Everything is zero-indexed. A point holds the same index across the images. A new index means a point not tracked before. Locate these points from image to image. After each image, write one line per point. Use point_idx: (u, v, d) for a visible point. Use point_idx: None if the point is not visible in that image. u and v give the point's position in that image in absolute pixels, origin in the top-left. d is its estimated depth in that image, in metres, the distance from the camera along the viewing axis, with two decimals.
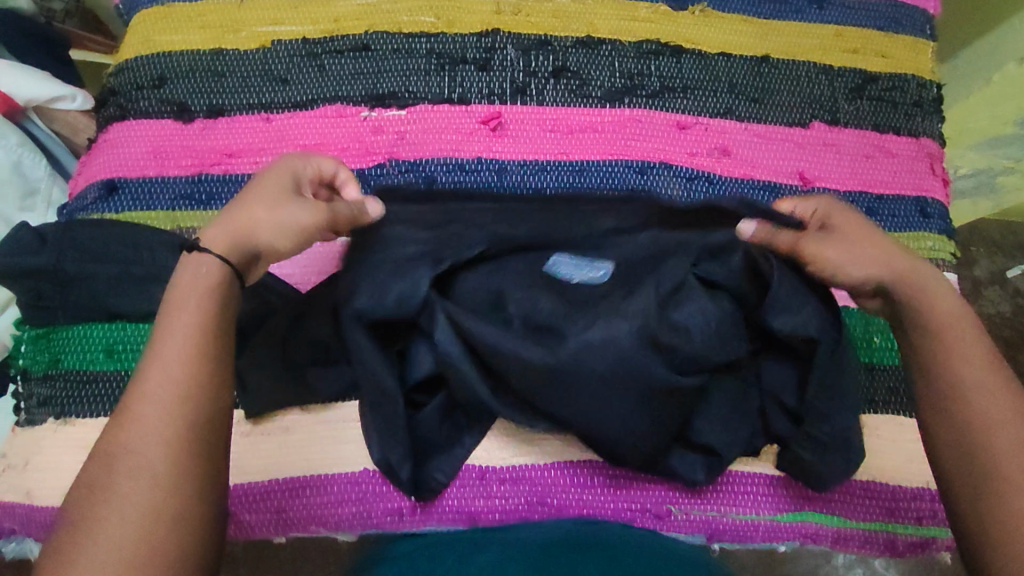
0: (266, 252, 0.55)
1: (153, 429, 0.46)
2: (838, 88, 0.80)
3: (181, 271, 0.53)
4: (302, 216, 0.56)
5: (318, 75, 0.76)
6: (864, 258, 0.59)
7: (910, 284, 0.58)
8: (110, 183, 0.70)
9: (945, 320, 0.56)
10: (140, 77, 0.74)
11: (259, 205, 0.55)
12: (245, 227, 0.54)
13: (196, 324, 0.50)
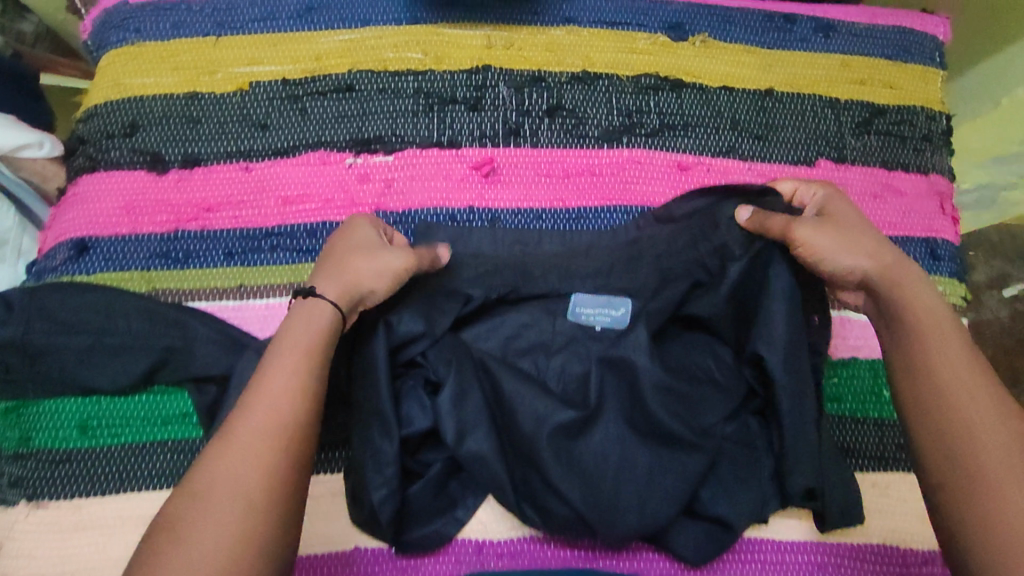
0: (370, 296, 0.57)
1: (243, 458, 0.45)
2: (844, 123, 0.77)
3: (291, 321, 0.53)
4: (404, 261, 0.58)
5: (300, 119, 0.72)
6: (852, 239, 0.58)
7: (895, 270, 0.57)
8: (81, 242, 0.66)
9: (923, 314, 0.54)
10: (110, 124, 0.70)
11: (359, 258, 0.57)
12: (355, 277, 0.56)
13: (301, 366, 0.50)
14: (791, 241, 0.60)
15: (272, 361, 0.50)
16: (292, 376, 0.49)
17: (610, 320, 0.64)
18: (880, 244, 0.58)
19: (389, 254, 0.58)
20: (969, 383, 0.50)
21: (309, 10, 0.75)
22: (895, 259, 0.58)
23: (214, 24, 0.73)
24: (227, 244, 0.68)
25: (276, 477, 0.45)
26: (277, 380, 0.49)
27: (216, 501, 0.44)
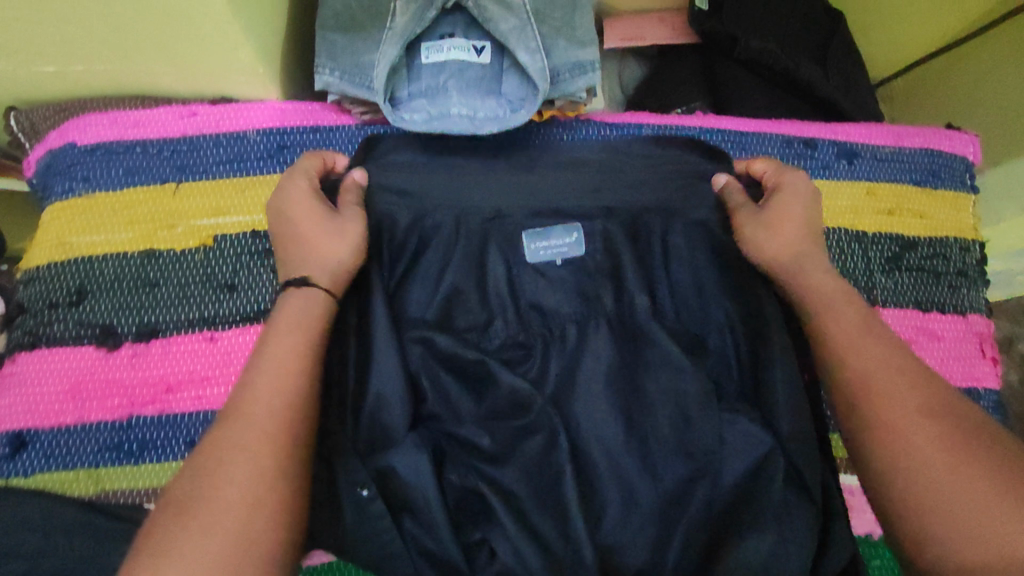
0: (350, 266, 0.54)
1: (238, 457, 0.40)
2: (874, 259, 0.70)
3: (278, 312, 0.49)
4: (355, 218, 0.56)
5: (272, 278, 0.64)
6: (793, 229, 0.59)
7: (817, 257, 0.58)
8: (19, 437, 0.59)
9: (826, 294, 0.54)
10: (53, 291, 0.62)
11: (307, 228, 0.55)
12: (326, 251, 0.54)
13: (294, 357, 0.46)
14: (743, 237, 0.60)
15: (263, 351, 0.46)
16: (282, 365, 0.45)
17: (566, 250, 0.62)
18: (801, 227, 0.60)
19: (343, 218, 0.56)
20: (894, 386, 0.45)
21: (281, 148, 0.67)
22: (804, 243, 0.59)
23: (174, 168, 0.66)
24: (188, 432, 0.60)
25: (274, 469, 0.41)
26: (268, 373, 0.44)
27: (222, 478, 0.40)
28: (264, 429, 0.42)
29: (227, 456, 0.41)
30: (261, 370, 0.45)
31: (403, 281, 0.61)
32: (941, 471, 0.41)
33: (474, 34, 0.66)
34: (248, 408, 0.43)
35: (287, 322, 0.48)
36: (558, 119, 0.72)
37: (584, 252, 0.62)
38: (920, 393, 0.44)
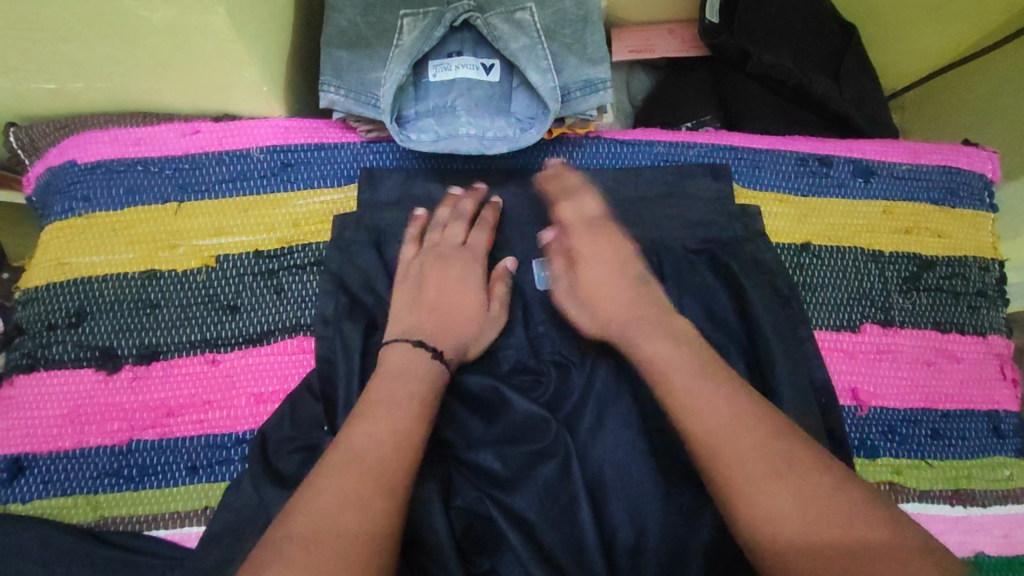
0: (468, 332, 0.59)
1: (352, 488, 0.44)
2: (890, 279, 0.69)
3: (402, 365, 0.53)
4: (499, 311, 0.61)
5: (275, 299, 0.63)
6: (610, 286, 0.59)
7: (639, 312, 0.56)
8: (15, 461, 0.57)
9: (666, 355, 0.51)
10: (53, 312, 0.61)
11: (449, 301, 0.60)
12: (463, 333, 0.58)
13: (410, 405, 0.50)
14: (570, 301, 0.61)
15: (375, 403, 0.50)
16: (394, 415, 0.49)
17: None
18: (619, 280, 0.59)
19: (486, 307, 0.61)
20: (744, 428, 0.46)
21: (285, 166, 0.66)
22: (629, 301, 0.57)
23: (176, 187, 0.65)
24: (190, 457, 0.58)
25: (384, 506, 0.44)
26: (387, 416, 0.48)
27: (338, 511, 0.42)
28: (375, 467, 0.45)
29: (344, 490, 0.44)
30: (381, 416, 0.48)
31: None
32: (761, 498, 0.43)
33: (483, 51, 0.65)
34: (364, 447, 0.46)
35: (411, 375, 0.52)
36: (568, 136, 0.70)
37: None
38: (768, 437, 0.45)
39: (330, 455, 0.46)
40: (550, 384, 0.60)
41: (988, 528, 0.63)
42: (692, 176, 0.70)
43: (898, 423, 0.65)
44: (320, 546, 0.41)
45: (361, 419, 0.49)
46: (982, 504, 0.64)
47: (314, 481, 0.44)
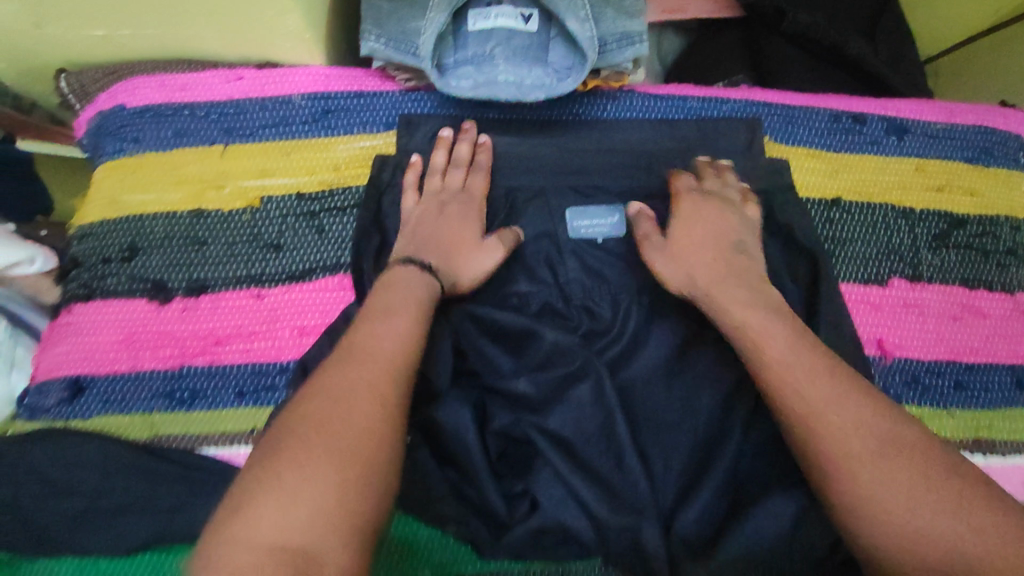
0: (451, 266, 0.60)
1: (341, 389, 0.47)
2: (919, 235, 0.69)
3: (389, 286, 0.56)
4: (492, 262, 0.62)
5: (317, 239, 0.65)
6: (705, 264, 0.59)
7: (721, 279, 0.58)
8: (76, 382, 0.61)
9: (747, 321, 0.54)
10: (108, 247, 0.64)
11: (445, 232, 0.62)
12: (450, 262, 0.60)
13: (405, 322, 0.53)
14: (494, 249, 0.62)
15: (376, 312, 0.53)
16: (406, 325, 0.53)
17: (608, 229, 0.66)
18: (710, 254, 0.60)
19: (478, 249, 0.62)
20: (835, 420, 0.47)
21: (326, 113, 0.68)
22: (712, 268, 0.58)
23: (221, 131, 0.68)
24: (239, 382, 0.61)
25: (393, 401, 0.47)
26: (392, 325, 0.52)
27: (342, 402, 0.46)
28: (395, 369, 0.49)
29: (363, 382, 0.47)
30: (387, 325, 0.52)
31: None
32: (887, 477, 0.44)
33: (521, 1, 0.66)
34: (382, 347, 0.50)
35: (409, 292, 0.55)
36: (603, 89, 0.72)
37: (625, 232, 0.66)
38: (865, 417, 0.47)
39: (352, 351, 0.50)
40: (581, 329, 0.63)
41: (1007, 476, 0.65)
42: (723, 130, 0.71)
43: (920, 372, 0.67)
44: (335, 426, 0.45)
45: (374, 321, 0.52)
46: (1000, 453, 0.65)
47: (320, 376, 0.48)
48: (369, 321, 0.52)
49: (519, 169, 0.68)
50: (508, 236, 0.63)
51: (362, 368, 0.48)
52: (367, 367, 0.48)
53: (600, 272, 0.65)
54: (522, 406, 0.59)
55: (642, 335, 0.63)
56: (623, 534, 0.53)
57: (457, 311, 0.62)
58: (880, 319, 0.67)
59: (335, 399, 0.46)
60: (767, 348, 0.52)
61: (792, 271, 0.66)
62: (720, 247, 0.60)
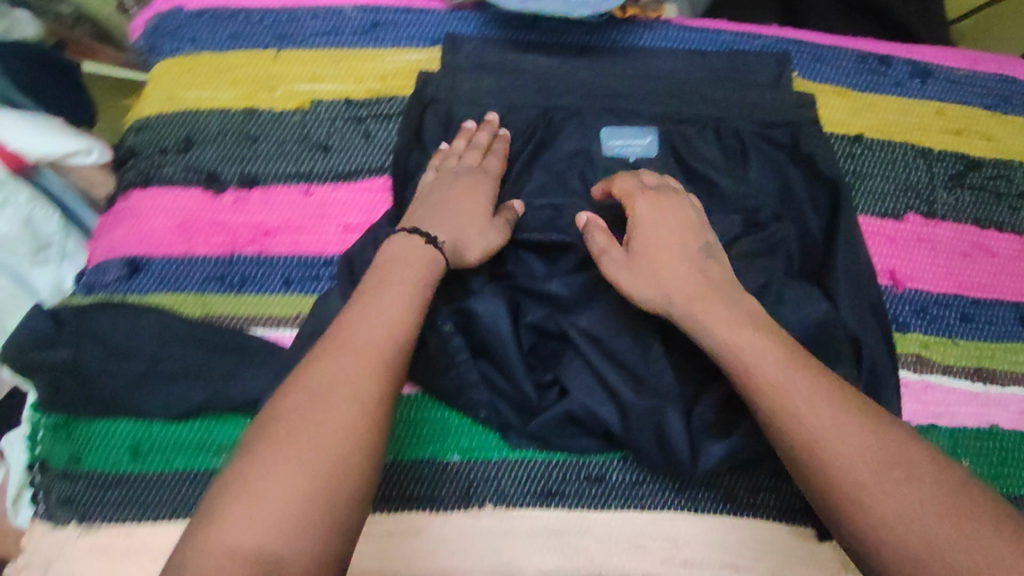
0: (462, 248, 0.58)
1: (332, 377, 0.45)
2: (936, 175, 0.72)
3: (386, 268, 0.53)
4: (498, 239, 0.60)
5: (363, 143, 0.68)
6: (670, 267, 0.56)
7: (698, 292, 0.54)
8: (133, 262, 0.64)
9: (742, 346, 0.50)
10: (165, 139, 0.67)
11: (457, 208, 0.59)
12: (459, 236, 0.58)
13: (400, 307, 0.50)
14: (502, 227, 0.61)
15: (369, 298, 0.51)
16: (397, 310, 0.50)
17: (639, 149, 0.69)
18: (680, 264, 0.56)
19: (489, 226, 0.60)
20: (841, 440, 0.45)
21: (375, 26, 0.72)
22: (687, 280, 0.55)
23: (275, 36, 0.70)
24: (286, 270, 0.65)
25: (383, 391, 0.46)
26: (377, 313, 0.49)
27: (331, 392, 0.45)
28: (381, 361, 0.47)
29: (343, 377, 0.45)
30: (373, 314, 0.49)
31: None
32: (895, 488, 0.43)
33: None
34: (367, 339, 0.48)
35: (407, 265, 0.53)
36: (641, 18, 0.75)
37: (656, 154, 0.69)
38: (872, 429, 0.46)
39: (338, 336, 0.48)
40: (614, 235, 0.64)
41: (1003, 403, 0.69)
42: (754, 64, 0.73)
43: (929, 303, 0.70)
44: (306, 418, 0.43)
45: (365, 303, 0.50)
46: (998, 382, 0.69)
47: (310, 363, 0.47)
48: (362, 306, 0.50)
49: (558, 87, 0.71)
50: (512, 218, 0.62)
51: (353, 357, 0.47)
52: (358, 355, 0.47)
53: None
54: (553, 304, 0.62)
55: None
56: (646, 417, 0.57)
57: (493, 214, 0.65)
58: (893, 251, 0.70)
59: (324, 386, 0.45)
60: (750, 351, 0.50)
61: (813, 200, 0.69)
62: (681, 252, 0.56)
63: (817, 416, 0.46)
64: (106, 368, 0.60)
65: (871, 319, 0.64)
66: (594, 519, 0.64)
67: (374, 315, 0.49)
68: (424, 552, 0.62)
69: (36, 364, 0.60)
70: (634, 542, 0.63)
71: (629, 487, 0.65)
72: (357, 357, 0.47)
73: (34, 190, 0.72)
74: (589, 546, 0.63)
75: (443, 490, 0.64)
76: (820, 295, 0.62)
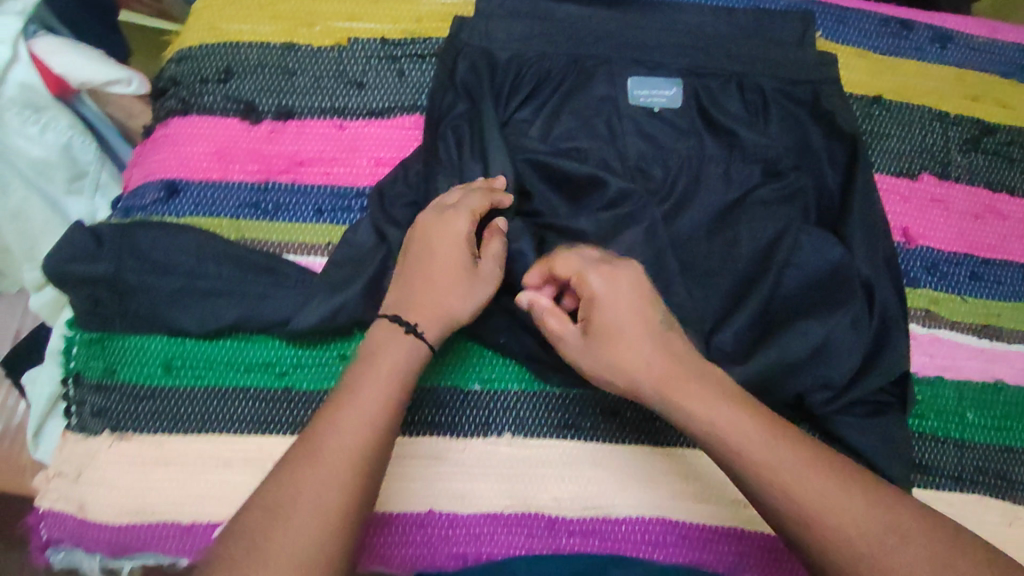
0: (457, 313, 0.56)
1: (323, 461, 0.47)
2: (952, 138, 0.74)
3: (371, 351, 0.53)
4: (490, 288, 0.58)
5: (397, 82, 0.70)
6: (636, 347, 0.53)
7: (670, 374, 0.52)
8: (172, 185, 0.66)
9: (730, 431, 0.49)
10: (205, 68, 0.69)
11: (442, 274, 0.57)
12: (445, 306, 0.56)
13: (389, 384, 0.51)
14: (490, 275, 0.59)
15: (356, 378, 0.51)
16: (384, 396, 0.50)
17: (664, 101, 0.71)
18: (643, 344, 0.53)
19: (477, 279, 0.58)
20: (838, 516, 0.46)
21: None
22: (659, 361, 0.52)
23: None
24: (318, 200, 0.67)
25: (372, 470, 0.48)
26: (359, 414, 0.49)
27: (320, 476, 0.46)
28: (365, 451, 0.48)
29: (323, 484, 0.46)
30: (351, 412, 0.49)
31: (519, 107, 0.70)
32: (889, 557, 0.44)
33: None
34: (343, 443, 0.47)
35: (390, 354, 0.53)
36: None
37: (680, 106, 0.71)
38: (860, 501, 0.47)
39: (314, 436, 0.48)
40: (636, 183, 0.66)
41: (1008, 361, 0.71)
42: (779, 22, 0.75)
43: (939, 261, 0.72)
44: (280, 540, 0.43)
45: (346, 398, 0.50)
46: (1004, 340, 0.71)
47: (300, 446, 0.48)
48: (352, 384, 0.51)
49: (588, 36, 0.72)
50: (498, 257, 0.59)
51: (343, 440, 0.48)
52: (349, 436, 0.48)
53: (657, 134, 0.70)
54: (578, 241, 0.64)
55: (690, 195, 0.68)
56: None
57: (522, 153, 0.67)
58: (909, 208, 0.73)
59: (315, 470, 0.46)
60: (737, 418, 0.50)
61: (832, 155, 0.70)
62: (645, 327, 0.53)
63: (791, 461, 0.48)
64: (145, 283, 0.62)
65: (884, 271, 0.66)
66: (609, 452, 0.66)
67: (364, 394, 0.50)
68: (445, 475, 0.64)
69: (75, 275, 0.62)
70: (646, 476, 0.66)
71: (642, 422, 0.67)
72: (348, 437, 0.48)
73: (75, 117, 0.74)
74: (604, 477, 0.65)
75: (463, 418, 0.66)
76: (836, 244, 0.64)
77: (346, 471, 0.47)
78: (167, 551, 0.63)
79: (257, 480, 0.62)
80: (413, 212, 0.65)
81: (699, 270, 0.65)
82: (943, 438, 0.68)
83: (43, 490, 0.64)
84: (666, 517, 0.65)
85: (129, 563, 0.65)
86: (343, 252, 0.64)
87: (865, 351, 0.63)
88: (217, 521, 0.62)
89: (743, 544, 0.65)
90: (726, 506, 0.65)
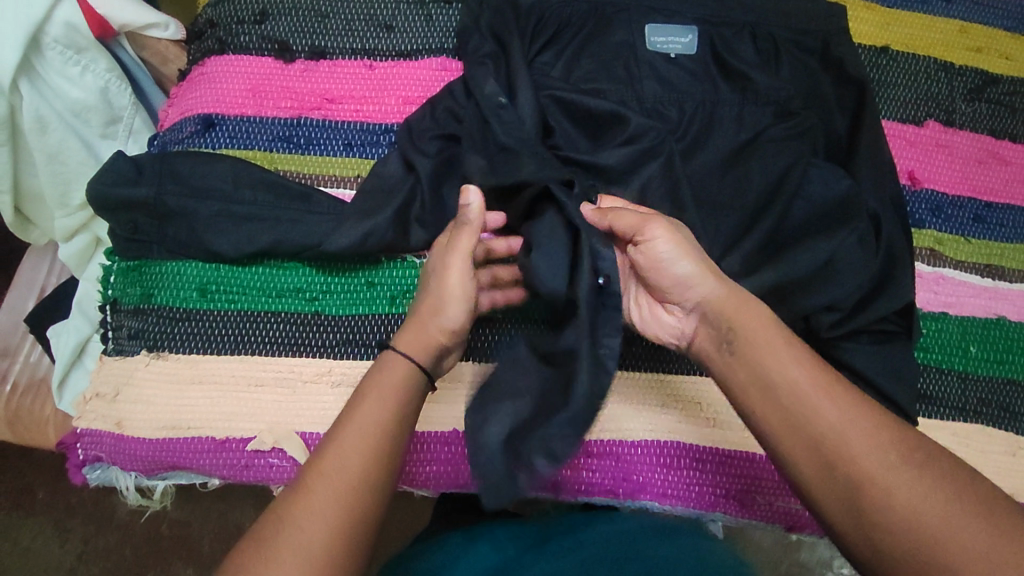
0: (448, 329, 0.55)
1: (312, 499, 0.45)
2: (957, 87, 0.77)
3: (367, 377, 0.53)
4: (465, 292, 0.56)
5: (424, 25, 0.73)
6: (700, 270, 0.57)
7: (737, 307, 0.55)
8: (208, 119, 0.69)
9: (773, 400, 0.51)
10: (241, 10, 0.72)
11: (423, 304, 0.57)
12: (426, 329, 0.55)
13: (378, 414, 0.49)
14: (459, 285, 0.55)
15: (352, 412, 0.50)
16: (373, 425, 0.49)
17: (680, 47, 0.74)
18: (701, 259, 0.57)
19: (450, 294, 0.55)
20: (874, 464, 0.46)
21: None
22: (706, 271, 0.57)
23: None
24: (348, 135, 0.70)
25: (362, 504, 0.46)
26: (362, 433, 0.48)
27: (306, 516, 0.45)
28: (351, 484, 0.46)
29: (325, 499, 0.45)
30: (346, 441, 0.48)
31: (542, 49, 0.73)
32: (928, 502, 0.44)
33: None
34: (333, 473, 0.46)
35: (382, 387, 0.51)
36: None
37: (695, 52, 0.74)
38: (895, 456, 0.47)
39: (305, 475, 0.47)
40: (654, 123, 0.69)
41: (1012, 299, 0.73)
42: None
43: (944, 204, 0.75)
44: None
45: (337, 436, 0.48)
46: (1007, 280, 0.74)
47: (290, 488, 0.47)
48: (343, 423, 0.49)
49: None
50: (465, 259, 0.56)
51: (328, 479, 0.46)
52: (334, 475, 0.46)
53: (672, 77, 0.73)
54: (597, 173, 0.67)
55: (705, 134, 0.71)
56: None
57: (545, 92, 0.69)
58: (915, 153, 0.75)
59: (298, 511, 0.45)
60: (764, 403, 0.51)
61: (841, 100, 0.73)
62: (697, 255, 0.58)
63: (825, 421, 0.48)
64: (183, 206, 0.65)
65: (891, 208, 0.69)
66: (626, 378, 0.68)
67: (350, 432, 0.48)
68: (467, 397, 0.67)
69: (116, 199, 0.64)
70: (661, 401, 0.68)
71: (658, 351, 0.69)
72: (332, 476, 0.46)
73: (110, 57, 0.75)
74: (621, 401, 0.68)
75: (483, 344, 0.68)
76: (842, 178, 0.67)
77: (329, 508, 0.45)
78: (198, 467, 0.65)
79: (288, 399, 0.65)
80: (440, 145, 0.68)
81: (713, 204, 0.68)
82: (948, 370, 0.71)
83: (80, 411, 0.66)
84: (681, 442, 0.67)
85: (162, 482, 0.68)
86: (372, 181, 0.67)
87: (871, 280, 0.66)
88: (249, 436, 0.65)
89: (757, 468, 0.67)
90: (739, 432, 0.68)
